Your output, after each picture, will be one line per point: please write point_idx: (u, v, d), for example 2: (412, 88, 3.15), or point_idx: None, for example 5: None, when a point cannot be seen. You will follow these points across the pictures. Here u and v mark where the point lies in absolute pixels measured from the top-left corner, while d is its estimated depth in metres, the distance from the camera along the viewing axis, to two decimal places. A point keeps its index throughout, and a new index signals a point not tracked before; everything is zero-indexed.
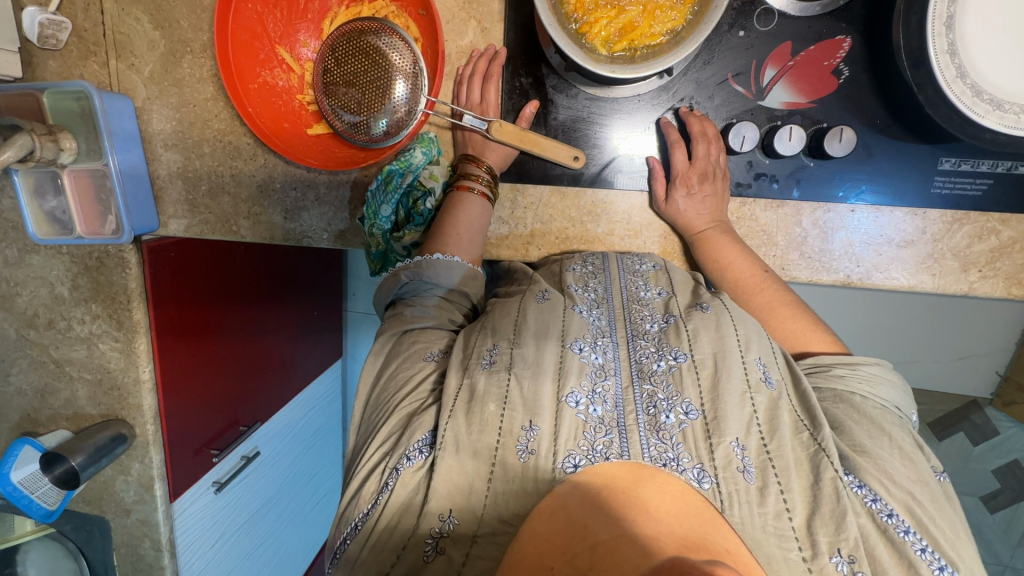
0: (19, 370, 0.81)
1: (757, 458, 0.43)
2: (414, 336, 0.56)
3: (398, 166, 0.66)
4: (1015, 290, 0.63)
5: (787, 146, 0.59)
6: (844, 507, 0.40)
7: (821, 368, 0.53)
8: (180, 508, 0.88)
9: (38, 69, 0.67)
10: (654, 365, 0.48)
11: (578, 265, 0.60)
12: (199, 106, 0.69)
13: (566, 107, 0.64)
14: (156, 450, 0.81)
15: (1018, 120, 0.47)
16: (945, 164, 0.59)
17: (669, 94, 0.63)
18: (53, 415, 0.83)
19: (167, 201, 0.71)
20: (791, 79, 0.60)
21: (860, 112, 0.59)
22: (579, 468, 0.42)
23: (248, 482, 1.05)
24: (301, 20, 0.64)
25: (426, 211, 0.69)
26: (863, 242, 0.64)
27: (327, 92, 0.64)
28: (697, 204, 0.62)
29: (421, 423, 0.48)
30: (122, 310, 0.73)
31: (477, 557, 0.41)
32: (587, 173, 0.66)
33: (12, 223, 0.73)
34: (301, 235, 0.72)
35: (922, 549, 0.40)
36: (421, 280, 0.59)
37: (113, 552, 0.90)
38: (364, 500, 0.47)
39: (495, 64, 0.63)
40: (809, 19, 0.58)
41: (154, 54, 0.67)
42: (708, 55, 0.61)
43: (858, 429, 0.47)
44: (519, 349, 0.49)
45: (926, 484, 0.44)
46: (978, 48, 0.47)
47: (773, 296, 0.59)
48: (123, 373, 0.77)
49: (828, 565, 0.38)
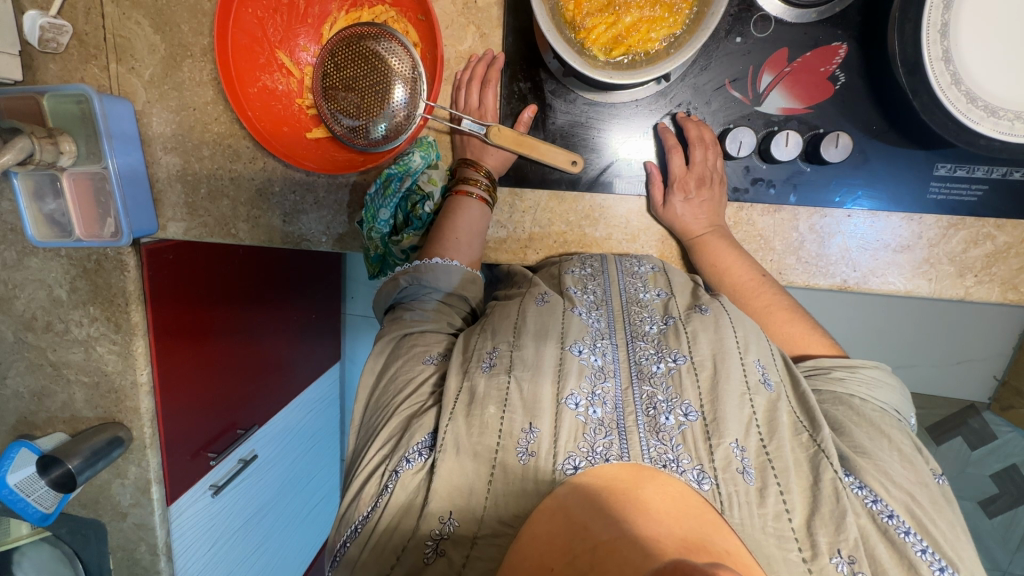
0: (17, 372, 0.81)
1: (757, 459, 0.43)
2: (415, 338, 0.56)
3: (397, 170, 0.66)
4: (1011, 295, 0.63)
5: (783, 151, 0.59)
6: (844, 508, 0.40)
7: (821, 371, 0.53)
8: (177, 510, 0.88)
9: (39, 73, 0.68)
10: (654, 366, 0.49)
11: (577, 268, 0.60)
12: (199, 109, 0.69)
13: (564, 112, 0.64)
14: (154, 451, 0.81)
15: (1011, 126, 0.48)
16: (940, 170, 0.60)
17: (667, 100, 0.63)
18: (49, 418, 0.82)
19: (167, 204, 0.72)
20: (788, 84, 0.60)
21: (856, 118, 0.60)
22: (579, 470, 0.42)
23: (246, 484, 1.05)
24: (301, 24, 0.65)
25: (425, 215, 0.68)
26: (859, 248, 0.64)
27: (327, 96, 0.64)
28: (695, 209, 0.63)
29: (420, 425, 0.48)
30: (121, 312, 0.73)
31: (476, 558, 0.41)
32: (585, 177, 0.66)
33: (11, 226, 0.73)
34: (300, 239, 0.72)
35: (923, 550, 0.40)
36: (421, 284, 0.59)
37: (109, 556, 0.89)
38: (364, 502, 0.47)
39: (493, 69, 0.64)
40: (806, 26, 0.59)
41: (154, 58, 0.68)
42: (705, 61, 0.61)
43: (858, 430, 0.47)
44: (519, 351, 0.49)
45: (925, 485, 0.44)
46: (973, 55, 0.47)
47: (771, 301, 0.59)
48: (121, 376, 0.77)
49: (829, 566, 0.38)
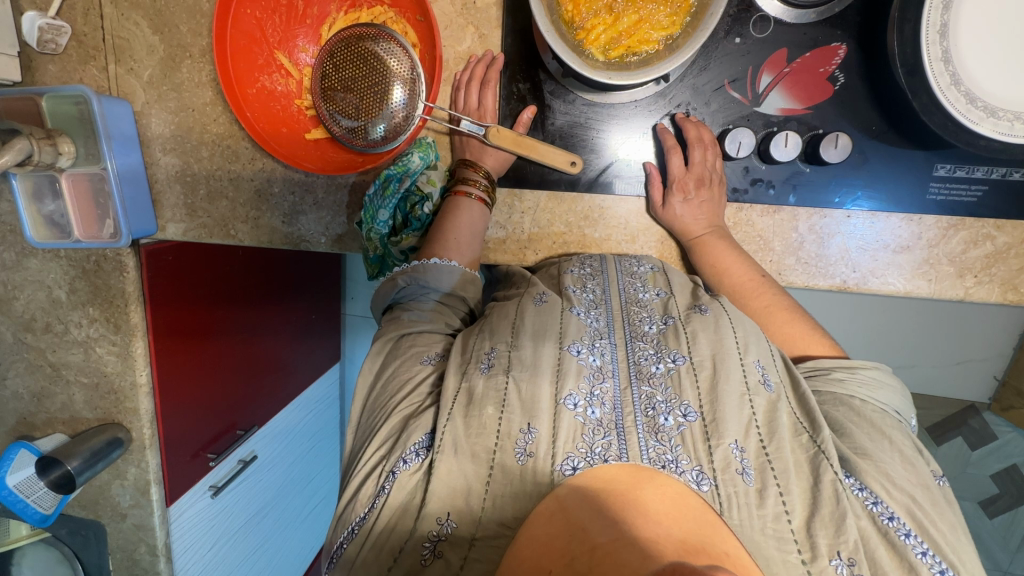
0: (17, 374, 0.81)
1: (756, 460, 0.43)
2: (413, 338, 0.56)
3: (396, 171, 0.65)
4: (1011, 295, 0.63)
5: (782, 152, 0.59)
6: (844, 509, 0.40)
7: (820, 372, 0.53)
8: (177, 512, 0.88)
9: (38, 73, 0.67)
10: (653, 367, 0.49)
11: (576, 268, 0.60)
12: (198, 110, 0.69)
13: (563, 112, 0.64)
14: (153, 453, 0.80)
15: (1011, 128, 0.48)
16: (940, 170, 0.60)
17: (666, 100, 0.63)
18: (49, 419, 0.82)
19: (166, 205, 0.71)
20: (787, 85, 0.60)
21: (856, 118, 0.60)
22: (578, 471, 0.42)
23: (245, 485, 1.05)
24: (299, 25, 0.65)
25: (423, 215, 0.68)
26: (858, 248, 0.64)
27: (326, 97, 0.65)
28: (694, 209, 0.62)
29: (418, 426, 0.48)
30: (120, 314, 0.73)
31: (475, 560, 0.41)
32: (584, 178, 0.66)
33: (10, 226, 0.73)
34: (299, 239, 0.72)
35: (923, 552, 0.40)
36: (420, 285, 0.59)
37: (108, 557, 0.89)
38: (362, 503, 0.47)
39: (492, 69, 0.64)
40: (805, 26, 0.59)
41: (154, 58, 0.68)
42: (704, 61, 0.61)
43: (858, 431, 0.47)
44: (517, 352, 0.49)
45: (926, 487, 0.44)
46: (973, 55, 0.47)
47: (770, 301, 0.59)
48: (120, 377, 0.77)
49: (828, 567, 0.39)
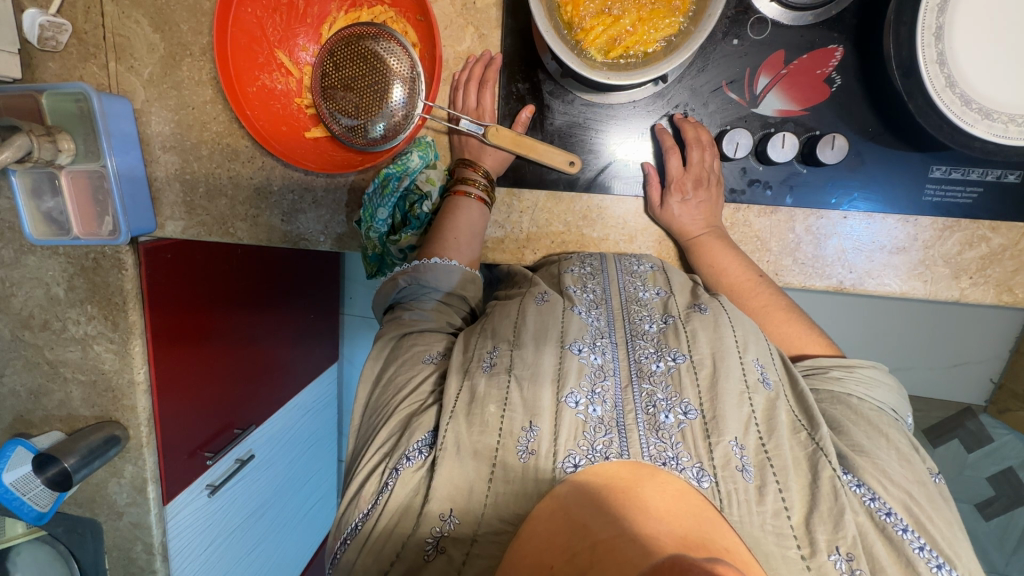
0: (14, 370, 0.81)
1: (756, 457, 0.43)
2: (415, 337, 0.56)
3: (394, 170, 0.66)
4: (1005, 297, 0.63)
5: (779, 153, 0.60)
6: (842, 505, 0.40)
7: (818, 371, 0.53)
8: (174, 510, 0.88)
9: (38, 70, 0.68)
10: (654, 365, 0.49)
11: (576, 267, 0.61)
12: (198, 108, 0.69)
13: (562, 112, 0.64)
14: (150, 451, 0.80)
15: (1006, 129, 0.48)
16: (935, 172, 0.60)
17: (664, 101, 0.63)
18: (46, 416, 0.82)
19: (165, 203, 0.71)
20: (785, 87, 0.60)
21: (852, 119, 0.60)
22: (579, 468, 0.42)
23: (243, 484, 1.05)
24: (300, 24, 0.65)
25: (423, 215, 0.68)
26: (855, 250, 0.64)
27: (326, 95, 0.65)
28: (692, 209, 0.63)
29: (420, 423, 0.48)
30: (117, 311, 0.73)
31: (476, 556, 0.41)
32: (582, 178, 0.66)
33: (9, 224, 0.73)
34: (298, 238, 0.72)
35: (921, 548, 0.40)
36: (420, 284, 0.60)
37: (104, 555, 0.88)
38: (364, 501, 0.47)
39: (490, 70, 0.64)
40: (802, 28, 0.59)
41: (154, 56, 0.68)
42: (702, 62, 0.61)
43: (856, 429, 0.47)
44: (519, 350, 0.49)
45: (922, 484, 0.44)
46: (968, 58, 0.48)
47: (767, 300, 0.60)
48: (118, 374, 0.77)
49: (827, 563, 0.39)
